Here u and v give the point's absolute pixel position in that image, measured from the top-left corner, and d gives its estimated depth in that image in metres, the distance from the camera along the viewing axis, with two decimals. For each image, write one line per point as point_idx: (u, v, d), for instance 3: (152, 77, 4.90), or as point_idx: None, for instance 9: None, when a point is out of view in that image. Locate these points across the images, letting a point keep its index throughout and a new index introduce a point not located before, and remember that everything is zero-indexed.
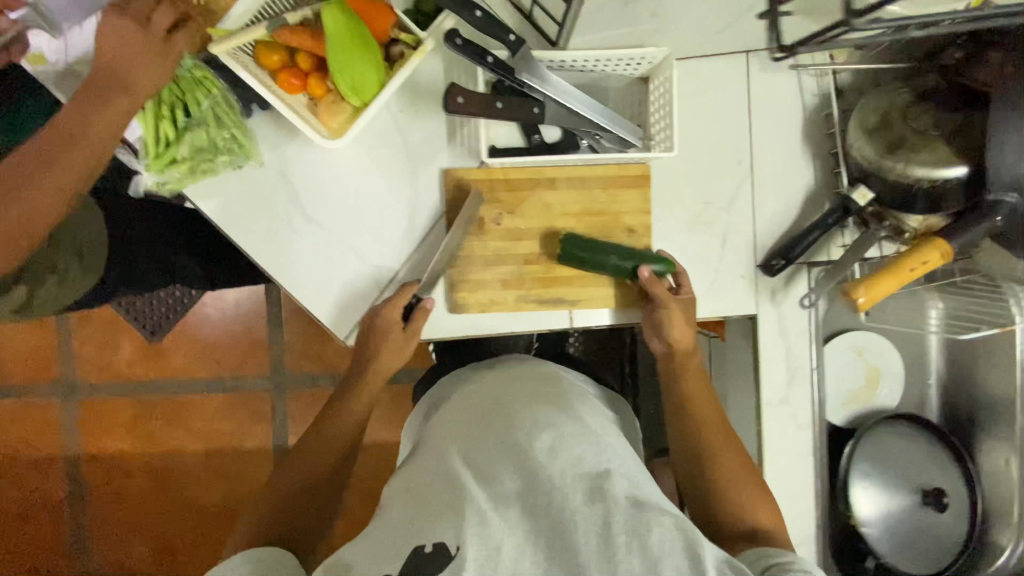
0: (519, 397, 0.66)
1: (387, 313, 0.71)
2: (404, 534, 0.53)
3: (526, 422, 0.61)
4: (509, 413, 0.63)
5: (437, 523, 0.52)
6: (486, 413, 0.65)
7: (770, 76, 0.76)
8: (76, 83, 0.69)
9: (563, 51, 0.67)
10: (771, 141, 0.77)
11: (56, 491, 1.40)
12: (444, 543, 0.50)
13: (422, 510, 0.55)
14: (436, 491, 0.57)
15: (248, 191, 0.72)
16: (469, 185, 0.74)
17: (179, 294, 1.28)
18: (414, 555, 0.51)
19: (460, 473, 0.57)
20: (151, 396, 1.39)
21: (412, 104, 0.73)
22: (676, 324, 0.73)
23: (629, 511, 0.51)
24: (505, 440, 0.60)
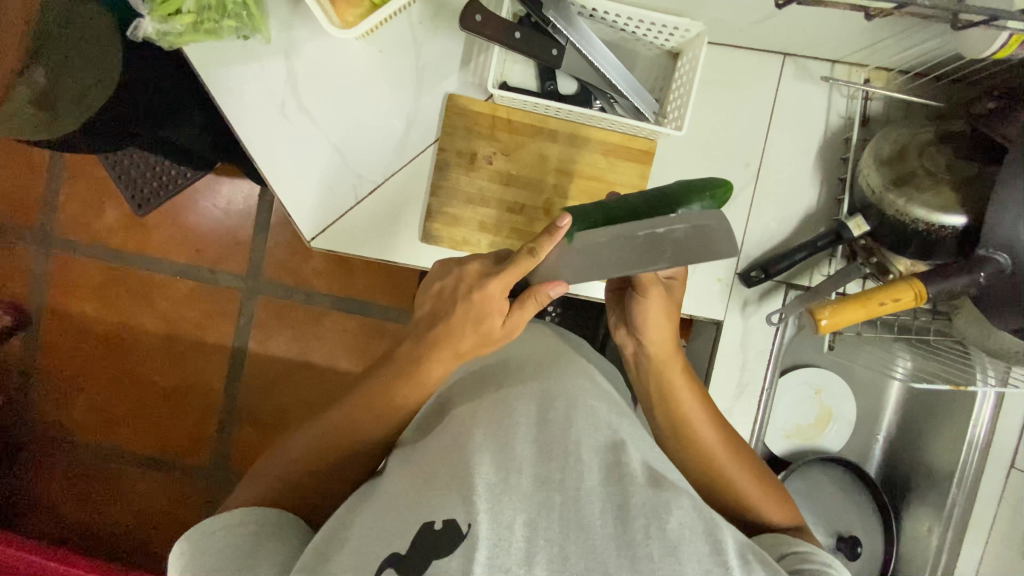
0: (527, 362, 0.64)
1: (493, 287, 0.57)
2: (412, 506, 0.51)
3: (534, 389, 0.60)
4: (516, 378, 0.62)
5: (446, 498, 0.50)
6: (490, 377, 0.64)
7: (802, 84, 0.74)
8: None
9: (598, 1, 0.65)
10: (785, 152, 0.75)
11: (11, 335, 1.40)
12: (457, 525, 0.48)
13: (425, 484, 0.53)
14: (445, 463, 0.54)
15: (247, 60, 0.70)
16: (470, 115, 0.72)
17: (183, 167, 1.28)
18: (423, 533, 0.48)
19: (470, 436, 0.55)
20: (126, 267, 1.39)
21: (435, 19, 0.70)
22: (649, 324, 0.65)
23: (648, 488, 0.50)
24: (513, 405, 0.58)
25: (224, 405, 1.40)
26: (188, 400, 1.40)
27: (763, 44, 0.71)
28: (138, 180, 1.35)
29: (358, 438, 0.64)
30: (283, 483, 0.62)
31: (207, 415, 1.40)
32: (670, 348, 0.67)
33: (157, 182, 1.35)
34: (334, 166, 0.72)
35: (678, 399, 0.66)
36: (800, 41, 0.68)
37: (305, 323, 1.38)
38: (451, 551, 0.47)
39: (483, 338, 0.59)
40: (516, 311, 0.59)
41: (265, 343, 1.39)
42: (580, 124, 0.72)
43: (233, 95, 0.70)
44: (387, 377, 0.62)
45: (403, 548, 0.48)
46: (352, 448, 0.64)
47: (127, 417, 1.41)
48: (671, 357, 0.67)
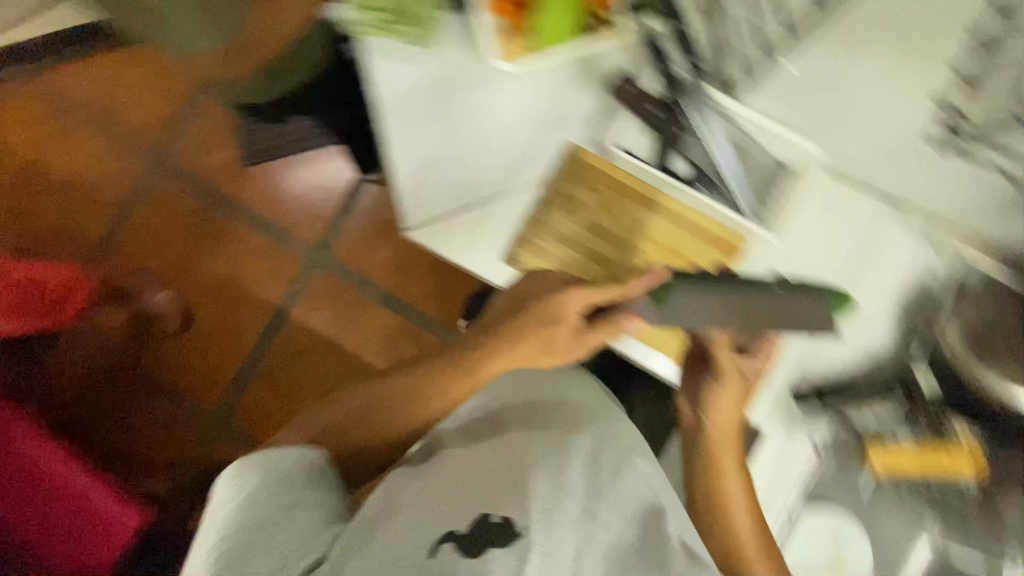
0: (588, 402, 0.64)
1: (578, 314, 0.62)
2: (465, 496, 0.53)
3: (594, 431, 0.59)
4: (577, 413, 0.62)
5: (502, 499, 0.52)
6: (546, 404, 0.63)
7: (906, 230, 0.74)
8: None
9: (737, 108, 0.71)
10: (869, 288, 0.75)
11: (89, 234, 1.51)
12: (512, 529, 0.49)
13: (476, 484, 0.54)
14: (499, 470, 0.55)
15: (406, 62, 0.78)
16: (585, 165, 0.77)
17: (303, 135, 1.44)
18: (479, 523, 0.50)
19: (527, 454, 0.55)
20: (212, 206, 1.50)
21: (579, 75, 0.77)
22: (724, 410, 0.68)
23: (688, 564, 0.50)
24: (570, 439, 0.57)
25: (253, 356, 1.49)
26: (221, 341, 1.48)
27: (872, 185, 0.75)
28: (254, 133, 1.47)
29: (401, 416, 0.67)
30: (325, 436, 0.66)
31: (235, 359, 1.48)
32: (732, 438, 0.69)
33: (267, 141, 1.47)
34: (455, 173, 0.79)
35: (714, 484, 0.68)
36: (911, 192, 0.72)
37: (352, 306, 1.49)
38: (504, 546, 0.48)
39: (551, 353, 0.63)
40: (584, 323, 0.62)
41: (309, 314, 1.49)
42: (681, 202, 0.75)
43: (389, 83, 0.78)
44: (452, 366, 0.67)
45: (460, 530, 0.50)
46: (391, 422, 0.67)
47: (159, 339, 1.48)
48: (733, 444, 0.69)
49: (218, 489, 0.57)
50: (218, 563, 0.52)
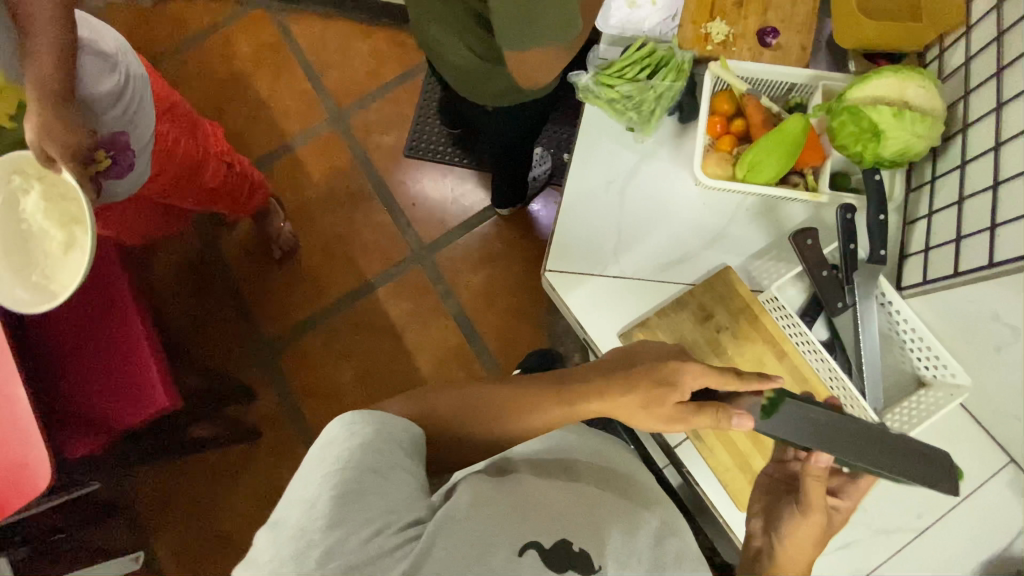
0: (646, 489, 0.76)
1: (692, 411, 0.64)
2: (554, 521, 0.61)
3: (656, 517, 0.71)
4: (640, 494, 0.74)
5: (585, 534, 0.61)
6: (615, 478, 0.75)
7: (1014, 496, 0.72)
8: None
9: (902, 303, 0.72)
10: (957, 535, 0.73)
11: (258, 151, 1.74)
12: (592, 560, 0.58)
13: (563, 514, 0.63)
14: (580, 514, 0.64)
15: (614, 140, 0.88)
16: (734, 291, 0.80)
17: (467, 155, 1.66)
18: (564, 546, 0.58)
19: (602, 512, 0.66)
20: (363, 175, 1.69)
21: (757, 215, 0.84)
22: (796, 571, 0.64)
23: None
24: (639, 515, 0.69)
25: (325, 309, 1.59)
26: (311, 285, 1.61)
27: (998, 436, 0.73)
28: (426, 134, 1.69)
29: (471, 429, 0.69)
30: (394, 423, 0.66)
31: (309, 303, 1.59)
32: None
33: (434, 144, 1.68)
34: (606, 247, 0.86)
35: None
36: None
37: (429, 308, 1.58)
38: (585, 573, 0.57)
39: (655, 411, 0.65)
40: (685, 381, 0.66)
41: (391, 298, 1.59)
42: (809, 364, 0.77)
43: (586, 152, 0.88)
44: (532, 403, 0.68)
45: (546, 543, 0.57)
46: (459, 432, 0.68)
47: (261, 259, 1.61)
48: None
49: (336, 424, 0.56)
50: (333, 490, 0.50)
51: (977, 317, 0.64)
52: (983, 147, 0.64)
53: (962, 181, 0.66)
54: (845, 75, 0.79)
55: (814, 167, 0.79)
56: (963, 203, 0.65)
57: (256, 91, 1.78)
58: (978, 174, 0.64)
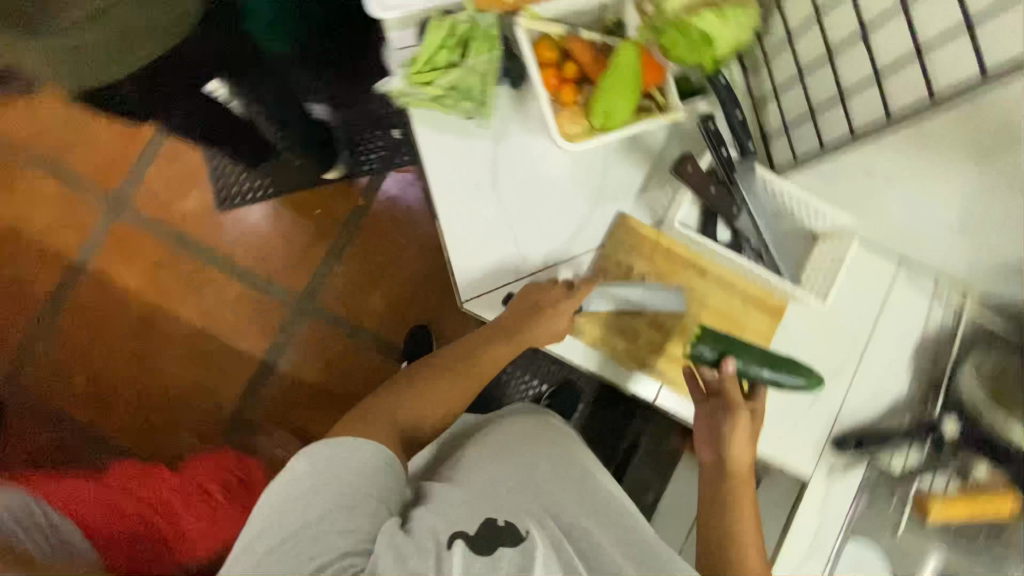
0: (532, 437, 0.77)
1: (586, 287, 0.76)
2: (476, 511, 0.62)
3: (557, 458, 0.73)
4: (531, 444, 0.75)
5: (507, 511, 0.62)
6: (504, 437, 0.76)
7: (910, 290, 0.85)
8: None
9: (781, 180, 0.74)
10: (887, 342, 0.85)
11: (46, 286, 1.48)
12: (518, 527, 0.60)
13: (470, 505, 0.63)
14: (493, 499, 0.64)
15: (462, 139, 0.80)
16: (638, 236, 0.81)
17: (287, 180, 1.52)
18: (488, 527, 0.60)
19: (503, 484, 0.67)
20: (190, 255, 1.52)
21: (628, 151, 0.81)
22: (739, 443, 0.70)
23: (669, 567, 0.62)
24: (535, 466, 0.71)
25: (236, 408, 1.49)
26: (198, 397, 1.49)
27: (888, 251, 0.83)
28: (230, 181, 1.52)
29: (458, 383, 0.73)
30: (389, 419, 0.65)
31: (210, 418, 1.47)
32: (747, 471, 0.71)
33: (248, 188, 1.52)
34: (502, 246, 0.80)
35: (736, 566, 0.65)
36: (922, 257, 0.81)
37: (340, 353, 1.51)
38: (513, 544, 0.58)
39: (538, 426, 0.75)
40: (574, 295, 0.75)
41: (298, 363, 1.50)
42: (727, 270, 0.81)
43: (435, 163, 0.80)
44: (492, 339, 0.75)
45: (471, 531, 0.59)
46: (448, 385, 0.71)
47: (125, 394, 1.48)
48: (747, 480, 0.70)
49: (314, 445, 0.58)
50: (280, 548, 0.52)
51: (853, 172, 0.67)
52: (804, 19, 0.65)
53: (795, 57, 0.67)
54: None
55: (659, 84, 0.76)
56: (805, 78, 0.67)
57: (10, 226, 1.48)
58: (808, 48, 0.65)
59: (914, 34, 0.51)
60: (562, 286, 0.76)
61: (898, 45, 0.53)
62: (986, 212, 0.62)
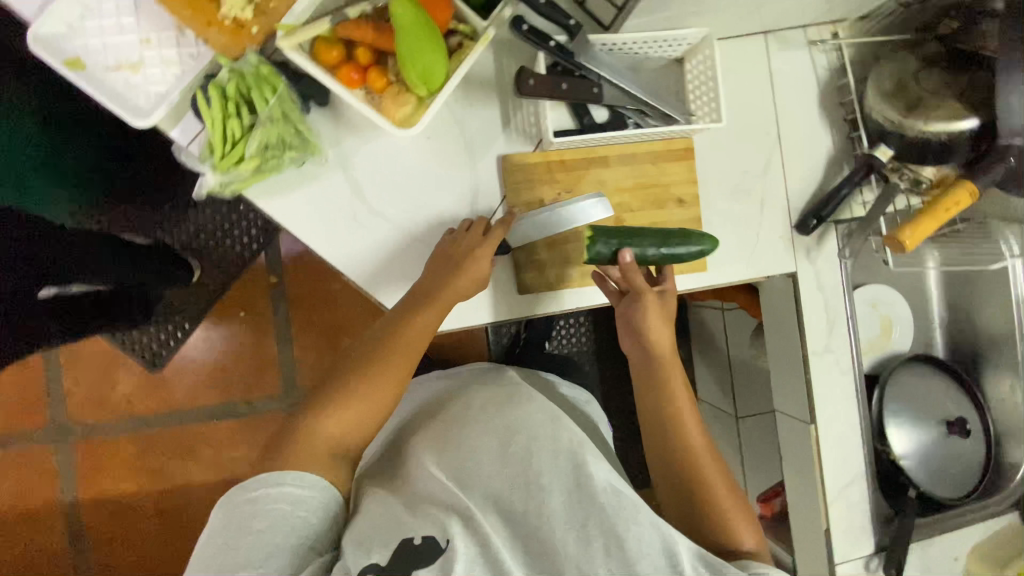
0: (478, 403, 0.78)
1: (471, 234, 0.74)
2: (394, 527, 0.63)
3: (498, 426, 0.73)
4: (475, 411, 0.77)
5: (422, 521, 0.64)
6: (445, 421, 0.78)
7: (788, 52, 0.83)
8: (102, 90, 0.68)
9: (617, 35, 0.70)
10: (795, 112, 0.84)
11: (56, 540, 1.44)
12: (437, 539, 0.62)
13: (386, 520, 0.65)
14: (423, 502, 0.67)
15: (311, 186, 0.73)
16: (527, 167, 0.77)
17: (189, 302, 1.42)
18: (404, 546, 0.61)
19: (441, 477, 0.69)
20: (159, 429, 1.46)
21: (468, 95, 0.76)
22: (655, 322, 0.74)
23: (612, 503, 0.65)
24: (472, 443, 0.72)
25: None
26: None
27: (749, 30, 0.80)
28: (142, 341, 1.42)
29: (396, 364, 0.70)
30: (333, 443, 0.66)
31: None
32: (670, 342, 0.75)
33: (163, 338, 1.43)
34: (415, 258, 0.77)
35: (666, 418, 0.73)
36: (780, 18, 0.78)
37: None
38: (433, 561, 0.61)
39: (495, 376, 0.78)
40: (492, 235, 0.72)
41: None
42: (623, 144, 0.78)
43: (303, 224, 0.74)
44: (415, 310, 0.71)
45: (384, 561, 0.59)
46: (386, 368, 0.69)
47: None
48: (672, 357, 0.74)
49: (250, 478, 0.63)
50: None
51: None
52: None
53: None
54: None
55: (453, 16, 0.69)
56: None
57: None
58: None
59: None
60: (479, 231, 0.73)
61: None
62: None
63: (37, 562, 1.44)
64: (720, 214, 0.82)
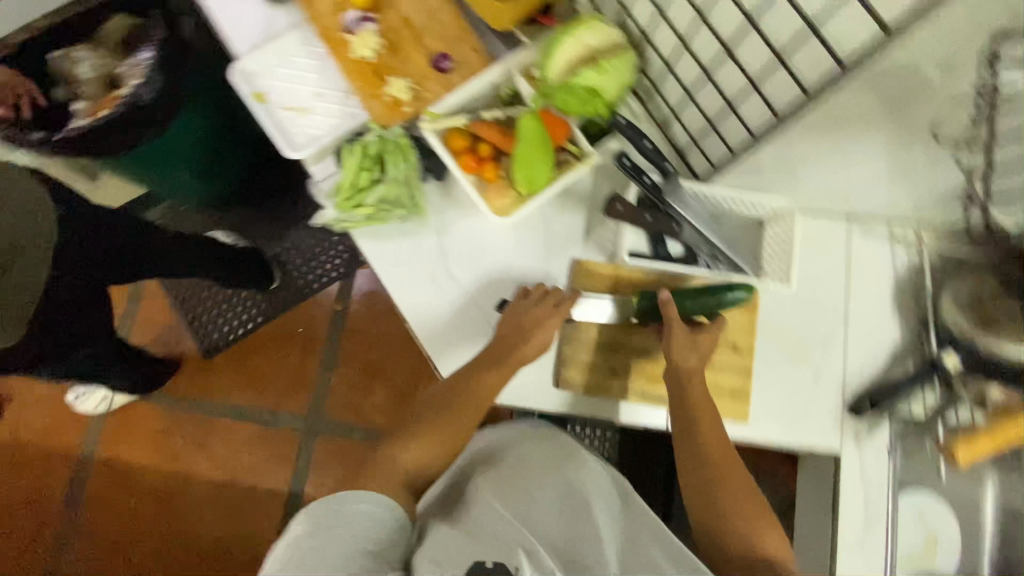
0: (534, 462, 0.79)
1: (537, 310, 0.77)
2: (464, 549, 0.60)
3: (556, 485, 0.76)
4: (532, 467, 0.78)
5: (493, 549, 0.60)
6: (501, 471, 0.77)
7: (867, 240, 0.88)
8: (274, 122, 0.83)
9: (708, 187, 0.78)
10: (866, 296, 0.87)
11: (59, 488, 1.51)
12: (507, 564, 0.58)
13: (456, 543, 0.61)
14: (491, 536, 0.63)
15: (406, 240, 0.83)
16: (596, 276, 0.83)
17: (266, 306, 1.57)
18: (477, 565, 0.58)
19: (502, 514, 0.68)
20: (188, 413, 1.54)
21: (562, 201, 0.85)
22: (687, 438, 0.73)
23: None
24: (532, 495, 0.74)
25: None
26: (235, 550, 1.49)
27: (832, 210, 0.86)
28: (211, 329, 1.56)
29: (460, 411, 0.74)
30: (397, 478, 0.67)
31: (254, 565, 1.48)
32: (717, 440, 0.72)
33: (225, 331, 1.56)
34: (474, 328, 0.82)
35: (714, 471, 0.70)
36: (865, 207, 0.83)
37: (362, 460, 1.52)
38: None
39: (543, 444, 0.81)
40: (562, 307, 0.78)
41: (322, 484, 1.51)
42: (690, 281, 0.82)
43: (388, 269, 0.83)
44: (479, 370, 0.75)
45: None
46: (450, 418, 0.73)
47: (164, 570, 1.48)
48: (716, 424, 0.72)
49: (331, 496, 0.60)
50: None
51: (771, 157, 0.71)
52: (674, 47, 0.69)
53: (679, 81, 0.71)
54: (524, 49, 0.78)
55: (568, 137, 0.79)
56: (695, 97, 0.70)
57: (15, 442, 1.52)
58: (687, 69, 0.68)
59: (770, 44, 0.55)
60: (550, 302, 0.78)
61: (761, 54, 0.57)
62: (908, 149, 0.66)
63: (33, 503, 1.50)
64: (771, 371, 0.83)
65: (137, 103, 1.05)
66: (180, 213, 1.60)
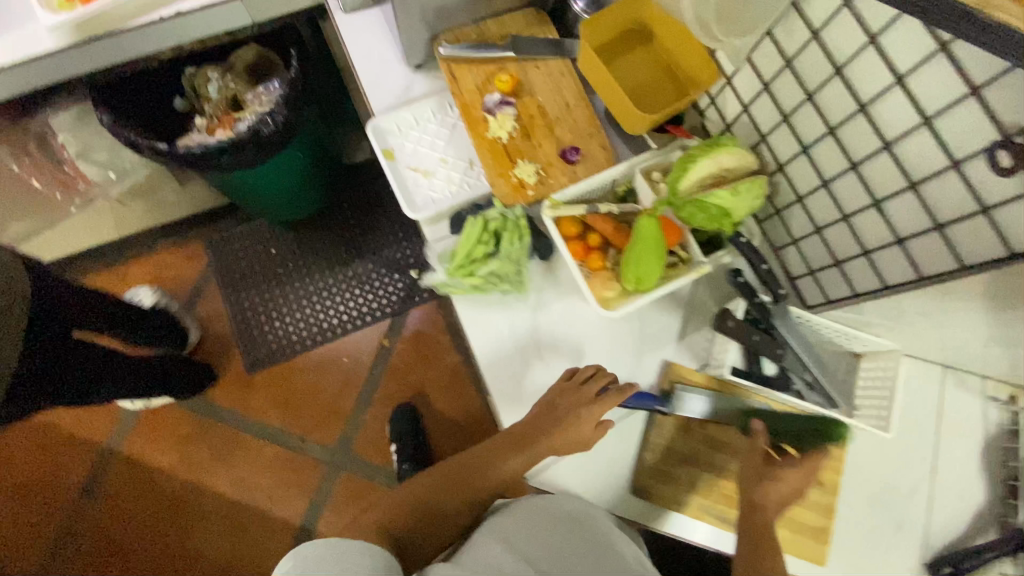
0: (551, 515, 0.68)
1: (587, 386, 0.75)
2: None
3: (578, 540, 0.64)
4: (547, 520, 0.67)
5: None
6: (518, 525, 0.66)
7: (960, 392, 0.85)
8: (398, 180, 0.86)
9: (814, 316, 0.79)
10: (954, 449, 0.84)
11: (76, 477, 1.49)
12: None
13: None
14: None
15: (503, 314, 0.84)
16: (687, 383, 0.82)
17: (316, 331, 1.59)
18: None
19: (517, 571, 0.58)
20: (219, 424, 1.53)
21: (660, 301, 0.85)
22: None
23: None
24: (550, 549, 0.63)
25: None
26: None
27: (928, 356, 0.85)
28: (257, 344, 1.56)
29: (465, 488, 0.74)
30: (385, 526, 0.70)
31: None
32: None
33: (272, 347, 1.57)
34: None
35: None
36: (964, 361, 0.82)
37: None
38: None
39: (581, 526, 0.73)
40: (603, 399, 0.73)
41: (336, 523, 1.47)
42: (780, 404, 0.81)
43: (480, 338, 0.83)
44: (502, 451, 0.75)
45: None
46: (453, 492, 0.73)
47: None
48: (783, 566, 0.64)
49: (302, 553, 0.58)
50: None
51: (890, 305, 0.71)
52: (811, 185, 0.69)
53: (808, 215, 0.72)
54: (650, 154, 0.82)
55: (679, 242, 0.80)
56: (822, 232, 0.71)
57: (42, 424, 1.51)
58: (820, 207, 0.69)
59: (930, 214, 0.56)
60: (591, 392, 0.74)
61: (917, 220, 0.57)
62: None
63: (47, 488, 1.48)
64: (850, 511, 0.81)
65: (259, 134, 1.11)
66: (249, 230, 1.64)
